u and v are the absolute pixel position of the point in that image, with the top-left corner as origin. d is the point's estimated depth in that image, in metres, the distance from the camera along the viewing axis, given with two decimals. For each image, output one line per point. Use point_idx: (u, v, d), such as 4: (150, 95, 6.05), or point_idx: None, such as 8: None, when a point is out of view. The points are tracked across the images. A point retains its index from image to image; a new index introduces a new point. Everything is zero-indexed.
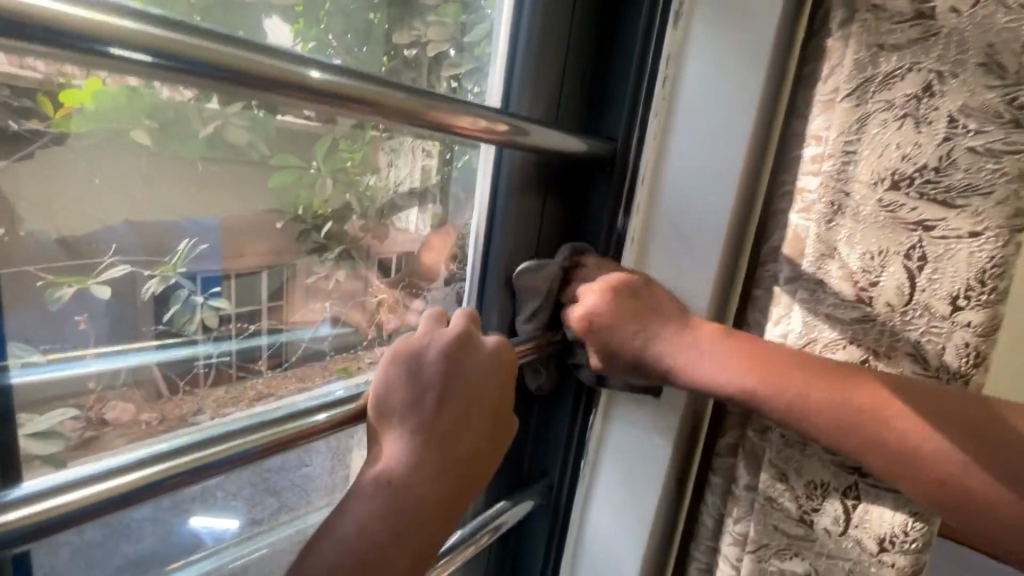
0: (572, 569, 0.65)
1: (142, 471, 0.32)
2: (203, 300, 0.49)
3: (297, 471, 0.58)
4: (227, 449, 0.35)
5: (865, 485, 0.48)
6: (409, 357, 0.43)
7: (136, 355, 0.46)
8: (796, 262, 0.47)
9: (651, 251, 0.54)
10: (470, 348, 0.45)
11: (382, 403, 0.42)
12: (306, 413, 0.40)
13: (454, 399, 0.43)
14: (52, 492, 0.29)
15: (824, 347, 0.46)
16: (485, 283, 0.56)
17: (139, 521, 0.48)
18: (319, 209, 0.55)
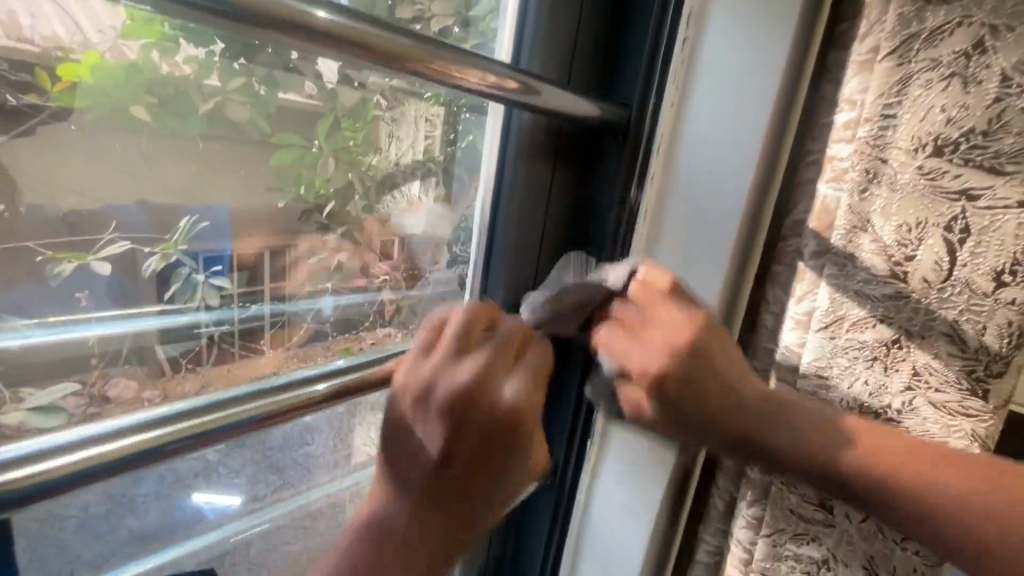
0: (576, 548, 0.64)
1: (141, 436, 0.31)
2: (203, 279, 0.48)
3: (300, 450, 0.57)
4: (225, 417, 0.34)
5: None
6: (419, 399, 0.41)
7: (142, 320, 0.45)
8: (823, 235, 0.44)
9: (665, 221, 0.52)
10: (489, 377, 0.41)
11: (397, 427, 0.41)
12: (305, 383, 0.40)
13: (468, 444, 0.40)
14: (52, 453, 0.29)
15: (852, 326, 0.43)
16: (491, 255, 0.54)
17: (144, 496, 0.47)
18: (320, 187, 0.52)
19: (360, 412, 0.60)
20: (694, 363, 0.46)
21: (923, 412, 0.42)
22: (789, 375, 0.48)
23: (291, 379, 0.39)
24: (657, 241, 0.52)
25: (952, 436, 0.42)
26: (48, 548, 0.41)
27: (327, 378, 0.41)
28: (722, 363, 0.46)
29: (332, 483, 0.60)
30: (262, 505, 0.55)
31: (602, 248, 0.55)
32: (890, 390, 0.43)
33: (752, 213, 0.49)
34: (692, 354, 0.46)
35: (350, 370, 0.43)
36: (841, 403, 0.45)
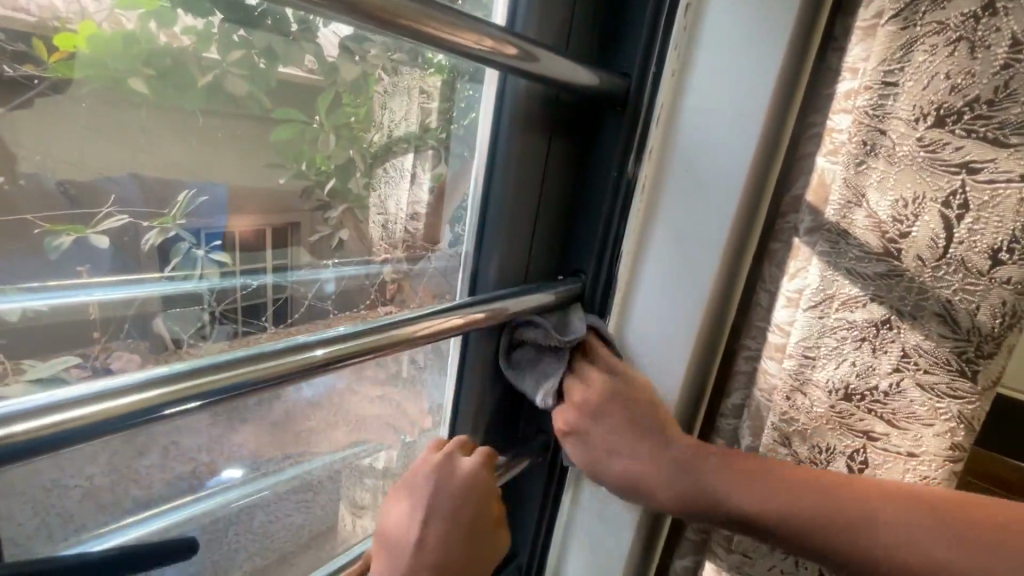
0: (565, 528, 0.63)
1: (141, 396, 0.30)
2: (204, 253, 0.47)
3: (301, 425, 0.57)
4: (230, 377, 0.33)
5: (874, 450, 0.44)
6: (412, 486, 0.48)
7: (146, 288, 0.45)
8: (819, 210, 0.43)
9: (661, 195, 0.50)
10: (456, 501, 0.48)
11: (394, 512, 0.48)
12: (306, 347, 0.37)
13: (457, 511, 0.48)
14: (51, 409, 0.27)
15: (842, 305, 0.43)
16: (484, 230, 0.52)
17: (148, 468, 0.47)
18: (322, 164, 0.52)
19: (361, 390, 0.60)
20: (619, 434, 0.49)
21: (910, 393, 0.42)
22: (777, 354, 0.47)
23: (293, 342, 0.37)
24: (652, 217, 0.51)
25: (939, 418, 0.41)
26: (53, 518, 0.42)
27: (329, 343, 0.38)
28: (641, 431, 0.49)
29: (332, 457, 0.61)
30: (263, 475, 0.55)
31: (597, 225, 0.54)
32: (879, 371, 0.42)
33: (753, 189, 0.47)
34: (616, 418, 0.50)
35: (352, 335, 0.40)
36: (829, 384, 0.44)
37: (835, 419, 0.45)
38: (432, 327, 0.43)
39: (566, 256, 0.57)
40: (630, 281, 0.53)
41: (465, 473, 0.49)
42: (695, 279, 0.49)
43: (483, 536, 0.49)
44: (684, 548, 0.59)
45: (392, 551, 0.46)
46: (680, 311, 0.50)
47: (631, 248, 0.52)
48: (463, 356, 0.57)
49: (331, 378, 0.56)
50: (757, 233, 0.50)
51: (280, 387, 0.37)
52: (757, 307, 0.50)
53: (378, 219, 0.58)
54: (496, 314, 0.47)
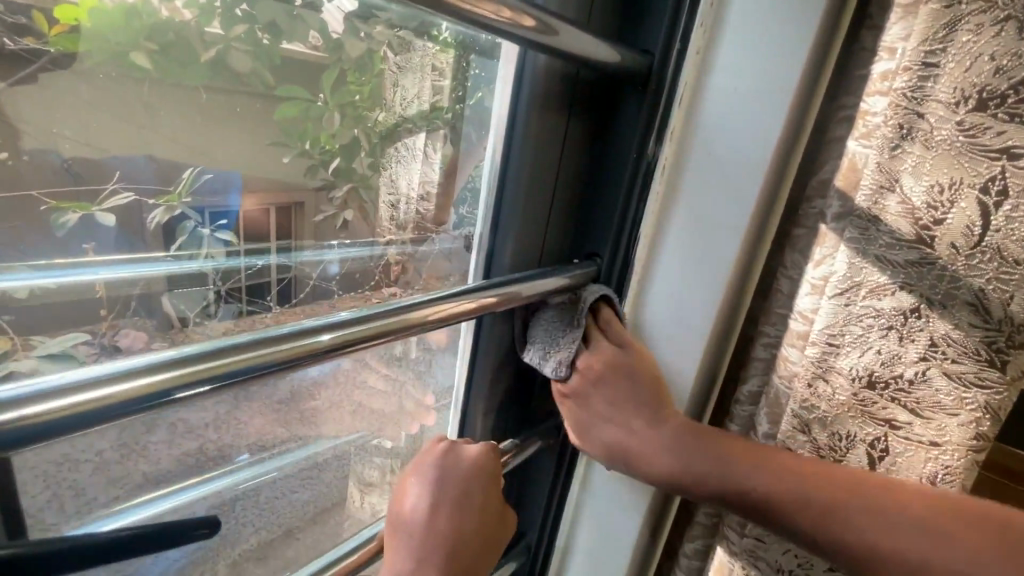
0: (574, 512, 0.62)
1: (151, 378, 0.29)
2: (209, 232, 0.47)
3: (306, 404, 0.57)
4: (239, 361, 0.32)
5: (896, 438, 0.43)
6: (421, 473, 0.48)
7: (155, 266, 0.44)
8: (848, 195, 0.42)
9: (682, 177, 0.49)
10: (462, 486, 0.48)
11: (402, 497, 0.48)
12: (313, 332, 0.36)
13: (466, 499, 0.48)
14: (61, 389, 0.26)
15: (869, 293, 0.42)
16: (500, 213, 0.51)
17: (156, 444, 0.47)
18: (326, 143, 0.51)
19: (368, 370, 0.60)
20: (619, 396, 0.50)
21: (936, 383, 0.41)
22: (799, 342, 0.46)
23: (300, 326, 0.36)
24: (671, 199, 0.50)
25: (964, 408, 0.40)
26: (66, 489, 0.42)
27: (338, 328, 0.37)
28: (641, 402, 0.50)
29: (340, 437, 0.62)
30: (269, 456, 0.55)
31: (615, 209, 0.53)
32: (904, 359, 0.41)
33: (775, 174, 0.46)
34: (618, 381, 0.50)
35: (358, 319, 0.39)
36: (852, 372, 0.43)
37: (857, 407, 0.44)
38: (444, 313, 0.43)
39: (581, 240, 0.56)
40: (648, 265, 0.53)
41: (471, 460, 0.49)
42: (712, 263, 0.48)
43: (490, 525, 0.49)
44: (695, 532, 0.57)
45: (402, 537, 0.46)
46: (698, 298, 0.50)
47: (649, 231, 0.52)
48: (476, 342, 0.58)
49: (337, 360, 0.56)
50: (776, 219, 0.48)
51: (290, 371, 0.36)
52: (777, 292, 0.49)
53: (389, 199, 0.57)
54: (509, 298, 0.46)
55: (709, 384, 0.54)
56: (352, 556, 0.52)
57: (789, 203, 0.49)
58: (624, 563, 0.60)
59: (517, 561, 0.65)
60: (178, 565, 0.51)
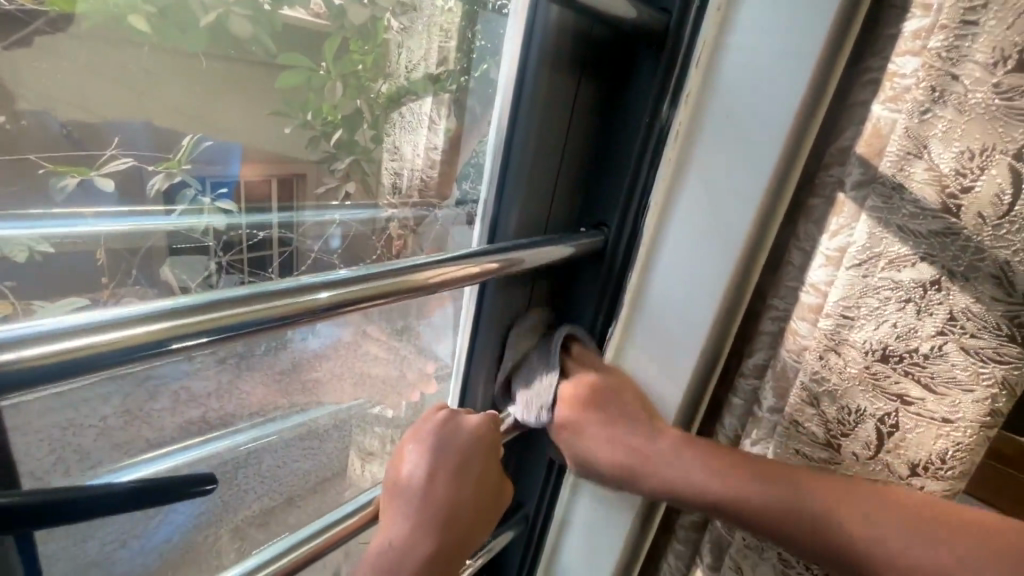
0: (573, 488, 0.63)
1: (148, 328, 0.28)
2: (210, 201, 0.46)
3: (308, 374, 0.57)
4: (236, 318, 0.31)
5: (907, 414, 0.42)
6: (420, 443, 0.48)
7: (150, 221, 0.43)
8: (869, 162, 0.41)
9: (695, 145, 0.47)
10: (461, 453, 0.48)
11: (400, 466, 0.47)
12: (311, 289, 0.35)
13: (464, 470, 0.48)
14: (56, 335, 0.25)
15: (889, 264, 0.40)
16: (505, 179, 0.49)
17: (160, 410, 0.47)
18: (329, 115, 0.51)
19: (367, 341, 0.61)
20: (608, 418, 0.51)
21: (952, 357, 0.40)
22: (810, 315, 0.45)
23: (299, 282, 0.35)
24: (685, 166, 0.48)
25: (980, 383, 0.39)
26: (70, 453, 0.41)
27: (332, 285, 0.36)
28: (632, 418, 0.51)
29: (341, 404, 0.62)
30: (271, 420, 0.56)
31: (625, 174, 0.51)
32: (921, 333, 0.40)
33: (793, 142, 0.44)
34: (606, 404, 0.52)
35: (357, 278, 0.38)
36: (866, 345, 0.42)
37: (868, 380, 0.43)
38: (446, 276, 0.42)
39: (588, 209, 0.55)
40: (657, 236, 0.51)
41: (471, 429, 0.49)
42: (722, 235, 0.47)
43: (488, 497, 0.50)
44: (693, 505, 0.57)
45: (401, 504, 0.46)
46: (707, 270, 0.49)
47: (659, 200, 0.50)
48: (479, 306, 0.56)
49: (336, 330, 0.57)
50: (786, 194, 0.47)
51: (288, 327, 0.35)
52: (788, 265, 0.48)
53: (391, 165, 0.57)
54: (511, 265, 0.46)
55: (716, 356, 0.53)
56: (349, 520, 0.52)
57: (806, 173, 0.47)
58: (623, 536, 0.60)
59: (515, 529, 0.66)
60: (182, 529, 0.52)
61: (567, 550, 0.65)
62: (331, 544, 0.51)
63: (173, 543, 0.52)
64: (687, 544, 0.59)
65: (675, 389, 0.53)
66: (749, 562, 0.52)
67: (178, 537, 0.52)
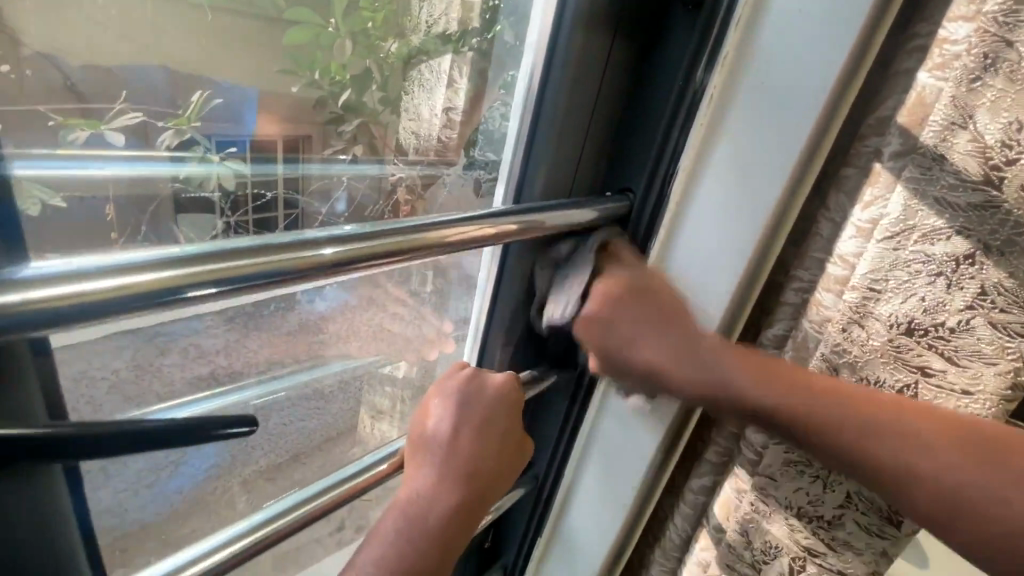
0: (581, 455, 0.64)
1: (156, 275, 0.27)
2: (219, 159, 0.46)
3: (314, 336, 0.58)
4: (237, 270, 0.30)
5: (927, 385, 0.43)
6: (445, 399, 0.50)
7: (157, 166, 0.42)
8: (910, 132, 0.40)
9: (730, 110, 0.45)
10: (487, 403, 0.50)
11: (425, 423, 0.49)
12: (315, 244, 0.34)
13: (486, 428, 0.49)
14: (57, 278, 0.24)
15: (922, 237, 0.40)
16: (534, 137, 0.48)
17: (171, 366, 0.49)
18: (336, 74, 0.50)
19: (371, 305, 0.62)
20: (645, 318, 0.49)
21: (979, 331, 0.40)
22: (835, 287, 0.45)
23: (301, 236, 0.34)
24: (717, 134, 0.46)
25: (1004, 356, 0.40)
26: (85, 404, 0.43)
27: (341, 242, 0.35)
28: (666, 321, 0.49)
29: (347, 364, 0.63)
30: (277, 376, 0.57)
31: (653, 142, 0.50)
32: (949, 308, 0.40)
33: (830, 112, 0.42)
34: (646, 299, 0.49)
35: (366, 236, 0.36)
36: (891, 319, 0.42)
37: (890, 352, 0.43)
38: (457, 236, 0.41)
39: (614, 175, 0.54)
40: (683, 202, 0.50)
41: (494, 387, 0.51)
42: (754, 207, 0.46)
43: (509, 459, 0.50)
44: (705, 469, 0.59)
45: (427, 456, 0.47)
46: (731, 242, 0.47)
47: (687, 167, 0.48)
48: (500, 275, 0.57)
49: (341, 294, 0.59)
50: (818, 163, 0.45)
51: (292, 284, 0.34)
52: (816, 237, 0.47)
53: (409, 124, 0.56)
54: (528, 229, 0.45)
55: (730, 331, 0.51)
56: (376, 469, 0.54)
57: (840, 143, 0.46)
58: (627, 500, 0.62)
59: (526, 487, 0.69)
60: (195, 478, 0.54)
61: (574, 509, 0.67)
62: (348, 496, 0.52)
63: (184, 494, 0.54)
64: (694, 507, 0.61)
65: None
66: (755, 525, 0.53)
67: (189, 489, 0.54)
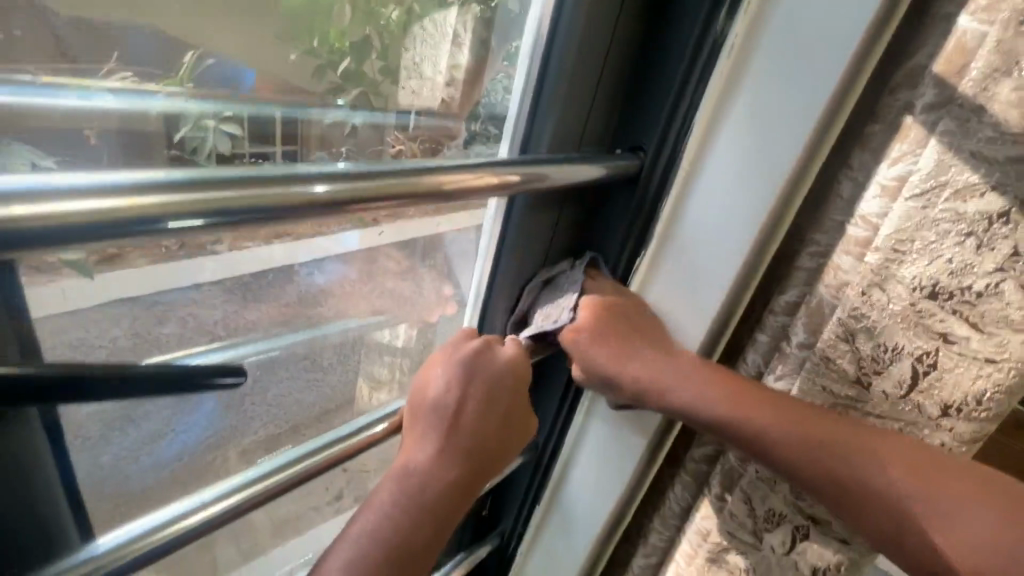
0: (584, 421, 0.64)
1: (134, 198, 0.25)
2: (214, 124, 0.41)
3: (312, 310, 0.57)
4: (221, 199, 0.28)
5: (947, 352, 0.41)
6: (450, 370, 0.48)
7: (147, 100, 0.38)
8: (946, 82, 0.38)
9: (751, 60, 0.43)
10: (493, 377, 0.49)
11: (428, 392, 0.48)
12: (306, 180, 0.32)
13: (489, 405, 0.49)
14: (38, 197, 0.23)
15: (954, 194, 0.38)
16: (542, 86, 0.46)
17: (169, 336, 0.47)
18: (336, 41, 0.46)
19: (373, 280, 0.60)
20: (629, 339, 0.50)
21: (1008, 295, 0.39)
22: (856, 248, 0.43)
23: (294, 170, 0.32)
24: (736, 86, 0.44)
25: None
26: None
27: (332, 181, 0.33)
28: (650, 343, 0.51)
29: (345, 333, 0.62)
30: (274, 335, 0.55)
31: (668, 94, 0.48)
32: (977, 270, 0.39)
33: (859, 62, 0.40)
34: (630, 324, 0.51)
35: (361, 174, 0.35)
36: (913, 281, 0.41)
37: (911, 316, 0.42)
38: (459, 183, 0.39)
39: (625, 132, 0.52)
40: (697, 160, 0.48)
41: (503, 360, 0.50)
42: (772, 162, 0.44)
43: (509, 434, 0.50)
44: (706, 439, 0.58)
45: (426, 429, 0.46)
46: (746, 201, 0.46)
47: (704, 121, 0.47)
48: (503, 235, 0.54)
49: (341, 268, 0.57)
50: (843, 118, 0.43)
51: (283, 220, 0.32)
52: (836, 197, 0.46)
53: (410, 84, 0.52)
54: (532, 181, 0.43)
55: (742, 294, 0.50)
56: (373, 432, 0.51)
57: (866, 98, 0.44)
58: (630, 466, 0.61)
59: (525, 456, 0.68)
60: (192, 448, 0.54)
61: (573, 480, 0.67)
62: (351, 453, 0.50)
63: (184, 462, 0.53)
64: (696, 477, 0.60)
65: (700, 326, 0.51)
66: (758, 494, 0.54)
67: (187, 456, 0.54)
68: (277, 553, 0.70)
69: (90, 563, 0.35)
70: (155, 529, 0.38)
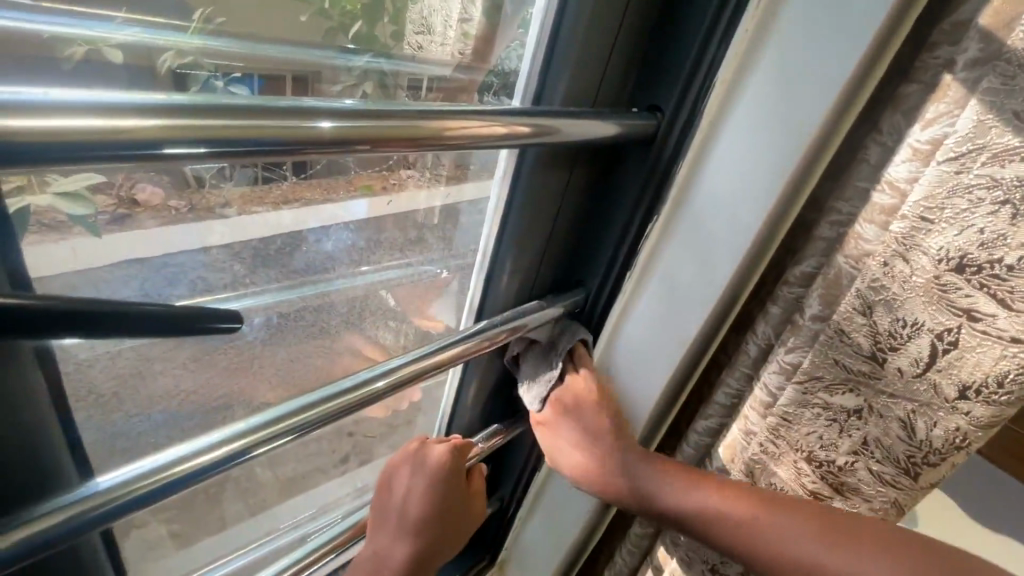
0: None
1: (139, 122, 0.24)
2: (223, 84, 0.41)
3: (320, 276, 0.56)
4: (223, 129, 0.27)
5: (970, 330, 0.40)
6: (390, 497, 0.58)
7: (158, 35, 0.37)
8: (992, 35, 0.35)
9: (780, 12, 0.41)
10: (428, 491, 0.58)
11: (383, 489, 0.59)
12: (313, 114, 0.30)
13: (425, 498, 0.58)
14: (22, 109, 0.21)
15: (991, 158, 0.36)
16: (555, 44, 0.44)
17: (178, 295, 0.47)
18: (347, 3, 0.44)
19: (380, 251, 0.59)
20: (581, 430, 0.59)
21: None
22: (879, 218, 0.42)
23: (300, 104, 0.30)
24: (762, 42, 0.42)
25: None
26: None
27: (337, 116, 0.31)
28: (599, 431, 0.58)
29: (353, 300, 0.61)
30: (286, 288, 0.55)
31: (688, 49, 0.46)
32: (1010, 242, 0.37)
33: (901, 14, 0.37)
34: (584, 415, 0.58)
35: (367, 115, 0.33)
36: (939, 251, 0.40)
37: (934, 290, 0.41)
38: (470, 130, 0.37)
39: (642, 92, 0.49)
40: (716, 121, 0.46)
41: (436, 459, 0.58)
42: (793, 124, 0.42)
43: (451, 510, 0.60)
44: (712, 412, 0.59)
45: (381, 526, 0.58)
46: (763, 165, 0.44)
47: (726, 79, 0.45)
48: (510, 196, 0.53)
49: (349, 236, 0.56)
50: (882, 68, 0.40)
51: (293, 159, 0.31)
52: (862, 162, 0.44)
53: (416, 39, 0.49)
54: (543, 135, 0.41)
55: (756, 262, 0.49)
56: (375, 391, 0.49)
57: (903, 56, 0.41)
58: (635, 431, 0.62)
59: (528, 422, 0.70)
60: (205, 405, 0.56)
61: None
62: (356, 407, 0.49)
63: (193, 421, 0.55)
64: (697, 448, 0.62)
65: (709, 292, 0.50)
66: (760, 468, 0.55)
67: (197, 415, 0.55)
68: (282, 509, 0.72)
69: (91, 498, 0.35)
70: (160, 469, 0.38)
